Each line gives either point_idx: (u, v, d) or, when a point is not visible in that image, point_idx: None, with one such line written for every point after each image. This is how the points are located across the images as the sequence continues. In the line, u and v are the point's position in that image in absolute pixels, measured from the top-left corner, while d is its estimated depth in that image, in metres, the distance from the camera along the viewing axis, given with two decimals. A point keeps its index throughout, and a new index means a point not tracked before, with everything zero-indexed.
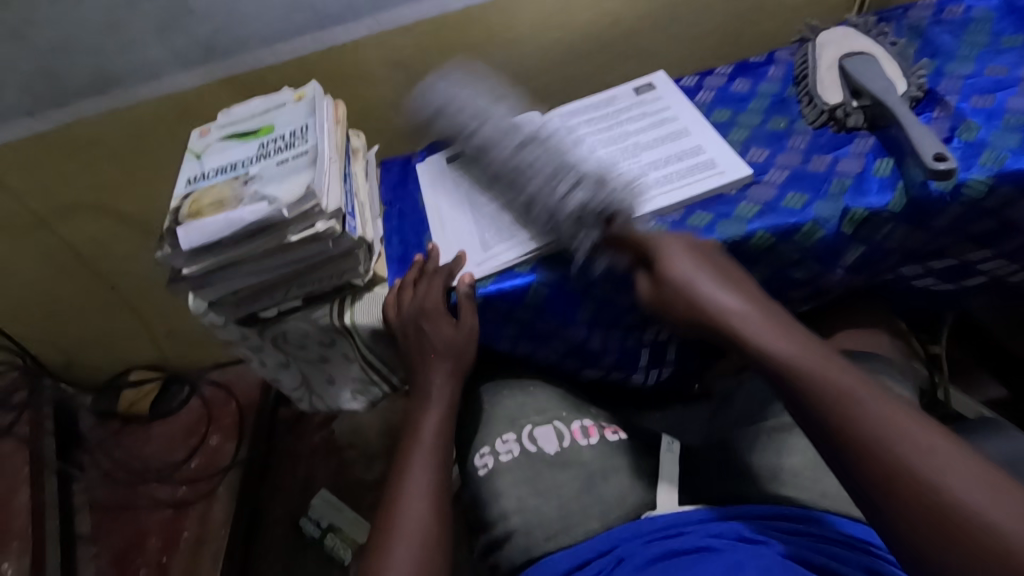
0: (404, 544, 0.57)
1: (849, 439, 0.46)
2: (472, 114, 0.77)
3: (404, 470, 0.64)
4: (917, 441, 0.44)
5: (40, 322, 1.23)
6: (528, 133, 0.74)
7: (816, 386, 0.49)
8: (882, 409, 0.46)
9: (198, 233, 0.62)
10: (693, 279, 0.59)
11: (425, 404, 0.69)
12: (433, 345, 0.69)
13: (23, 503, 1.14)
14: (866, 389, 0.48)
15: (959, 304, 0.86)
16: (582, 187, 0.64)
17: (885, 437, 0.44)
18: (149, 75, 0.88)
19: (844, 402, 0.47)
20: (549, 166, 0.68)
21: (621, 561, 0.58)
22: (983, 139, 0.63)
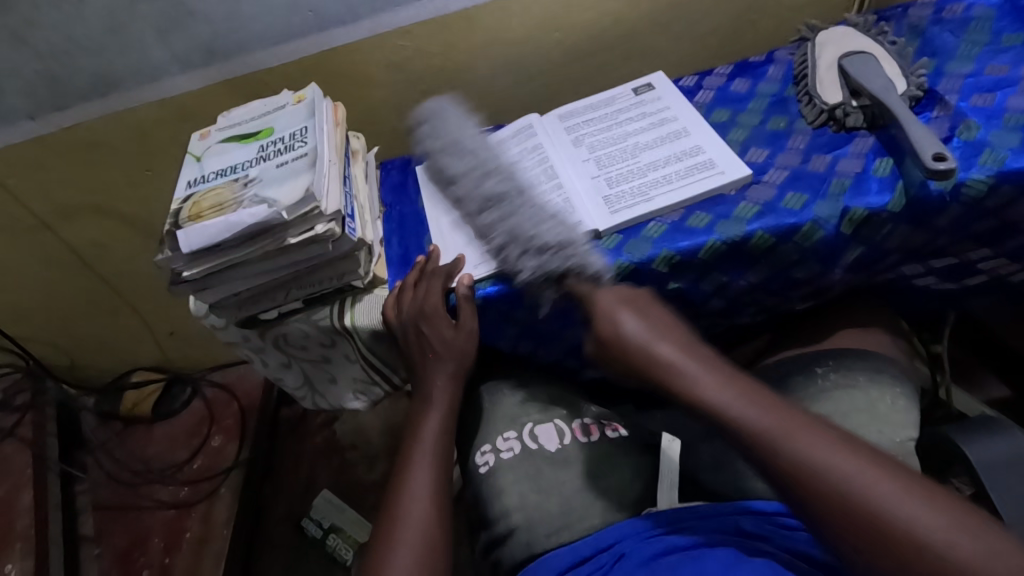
0: (407, 545, 0.57)
1: (798, 484, 0.47)
2: (449, 152, 0.77)
3: (406, 472, 0.64)
4: (858, 474, 0.46)
5: (42, 325, 1.24)
6: (487, 182, 0.73)
7: (751, 432, 0.51)
8: (818, 446, 0.48)
9: (198, 235, 0.62)
10: (631, 329, 0.59)
11: (426, 406, 0.69)
12: (432, 348, 0.69)
13: (27, 505, 1.14)
14: (792, 425, 0.50)
15: (960, 303, 0.86)
16: (529, 255, 0.65)
17: (826, 475, 0.47)
18: (150, 77, 0.88)
19: (779, 447, 0.49)
20: (497, 231, 0.69)
21: (622, 556, 0.58)
22: (983, 138, 0.62)
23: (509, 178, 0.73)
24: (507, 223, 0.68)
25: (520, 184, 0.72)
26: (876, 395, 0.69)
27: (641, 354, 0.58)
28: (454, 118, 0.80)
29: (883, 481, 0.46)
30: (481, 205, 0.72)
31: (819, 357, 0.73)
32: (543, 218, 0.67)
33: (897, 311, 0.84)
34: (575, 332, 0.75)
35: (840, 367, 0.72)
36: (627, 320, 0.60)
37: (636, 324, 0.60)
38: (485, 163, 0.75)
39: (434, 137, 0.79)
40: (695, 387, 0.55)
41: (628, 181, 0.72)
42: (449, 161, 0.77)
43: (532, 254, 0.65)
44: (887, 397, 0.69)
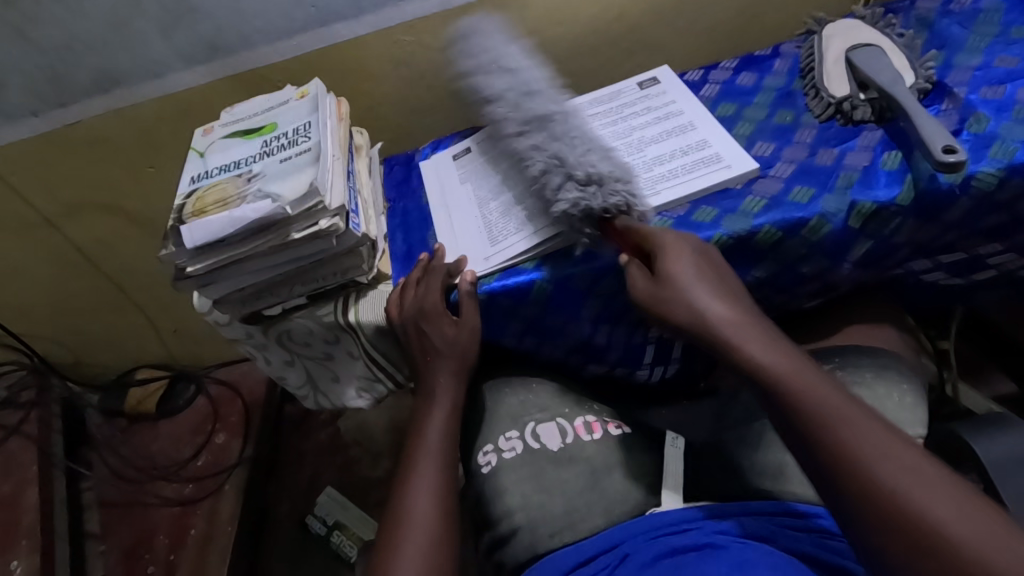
0: (413, 544, 0.57)
1: (843, 459, 0.47)
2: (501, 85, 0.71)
3: (411, 470, 0.63)
4: (905, 468, 0.45)
5: (47, 322, 1.24)
6: (530, 101, 0.70)
7: (806, 403, 0.50)
8: (874, 433, 0.47)
9: (202, 230, 0.62)
10: (692, 283, 0.58)
11: (430, 404, 0.69)
12: (436, 344, 0.69)
13: (33, 501, 1.15)
14: (849, 409, 0.49)
15: (967, 299, 0.85)
16: (572, 184, 0.64)
17: (875, 462, 0.46)
18: (153, 74, 0.88)
19: (833, 426, 0.48)
20: (540, 154, 0.67)
21: (626, 557, 0.58)
22: (993, 130, 0.62)
23: (556, 102, 0.71)
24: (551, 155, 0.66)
25: (569, 111, 0.71)
26: (883, 392, 0.68)
27: (692, 313, 0.57)
28: (498, 43, 0.75)
29: (935, 485, 0.44)
30: (521, 126, 0.70)
31: (825, 354, 0.73)
32: (588, 153, 0.66)
33: (903, 307, 0.83)
34: (580, 328, 0.74)
35: (846, 363, 0.71)
36: (688, 275, 0.58)
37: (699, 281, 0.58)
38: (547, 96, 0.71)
39: (479, 62, 0.74)
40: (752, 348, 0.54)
41: (634, 174, 0.72)
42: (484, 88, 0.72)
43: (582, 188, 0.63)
44: (894, 394, 0.68)
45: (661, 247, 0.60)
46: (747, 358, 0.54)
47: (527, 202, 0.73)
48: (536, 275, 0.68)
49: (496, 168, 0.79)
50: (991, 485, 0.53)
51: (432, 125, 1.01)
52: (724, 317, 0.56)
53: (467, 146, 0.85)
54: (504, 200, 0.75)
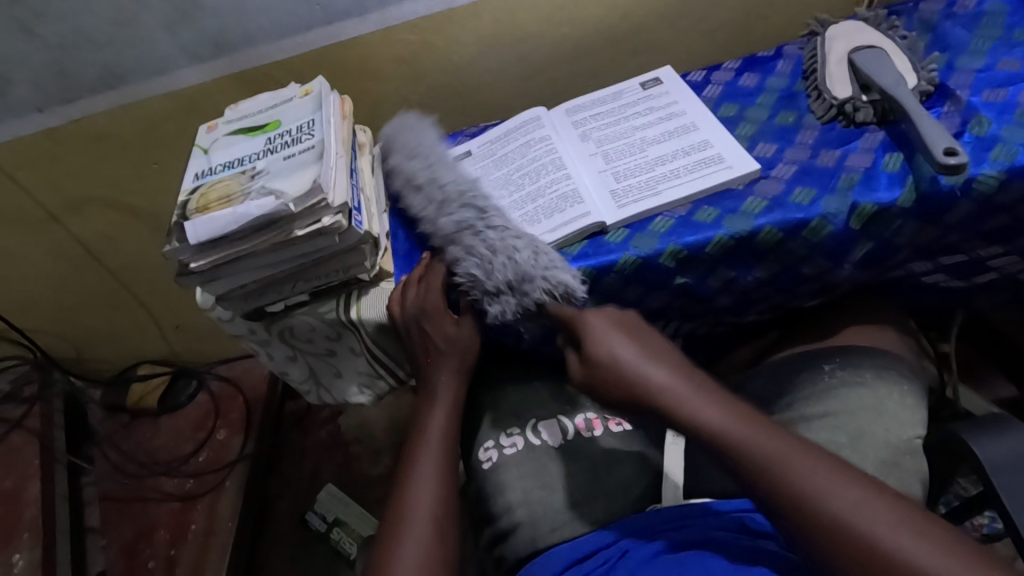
0: (414, 541, 0.57)
1: (793, 512, 0.49)
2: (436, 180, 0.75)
3: (412, 467, 0.64)
4: (853, 503, 0.47)
5: (50, 317, 1.24)
6: (444, 211, 0.71)
7: (745, 464, 0.52)
8: (814, 474, 0.49)
9: (206, 226, 0.63)
10: (628, 356, 0.60)
11: (431, 401, 0.69)
12: (437, 343, 0.69)
13: (35, 495, 1.15)
14: (789, 457, 0.51)
15: (968, 302, 0.85)
16: (493, 296, 0.66)
17: (824, 505, 0.48)
18: (158, 70, 0.89)
19: (772, 474, 0.50)
20: (464, 263, 0.68)
21: (626, 553, 0.58)
22: (995, 133, 0.62)
23: (457, 199, 0.71)
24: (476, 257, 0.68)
25: (478, 204, 0.70)
26: (883, 393, 0.68)
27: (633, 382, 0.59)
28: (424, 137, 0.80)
29: (884, 513, 0.46)
30: (441, 238, 0.71)
31: (826, 354, 0.73)
32: (510, 243, 0.66)
33: (904, 309, 0.84)
34: None
35: (846, 363, 0.71)
36: (622, 348, 0.61)
37: (631, 349, 0.61)
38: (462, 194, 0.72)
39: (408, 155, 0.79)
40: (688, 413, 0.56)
41: (636, 175, 0.72)
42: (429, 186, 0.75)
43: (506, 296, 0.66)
44: (895, 394, 0.68)
45: (591, 329, 0.63)
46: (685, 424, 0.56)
47: (535, 201, 0.73)
48: None
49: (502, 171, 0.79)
50: (990, 487, 0.53)
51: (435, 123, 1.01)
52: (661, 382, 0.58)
53: (471, 149, 0.84)
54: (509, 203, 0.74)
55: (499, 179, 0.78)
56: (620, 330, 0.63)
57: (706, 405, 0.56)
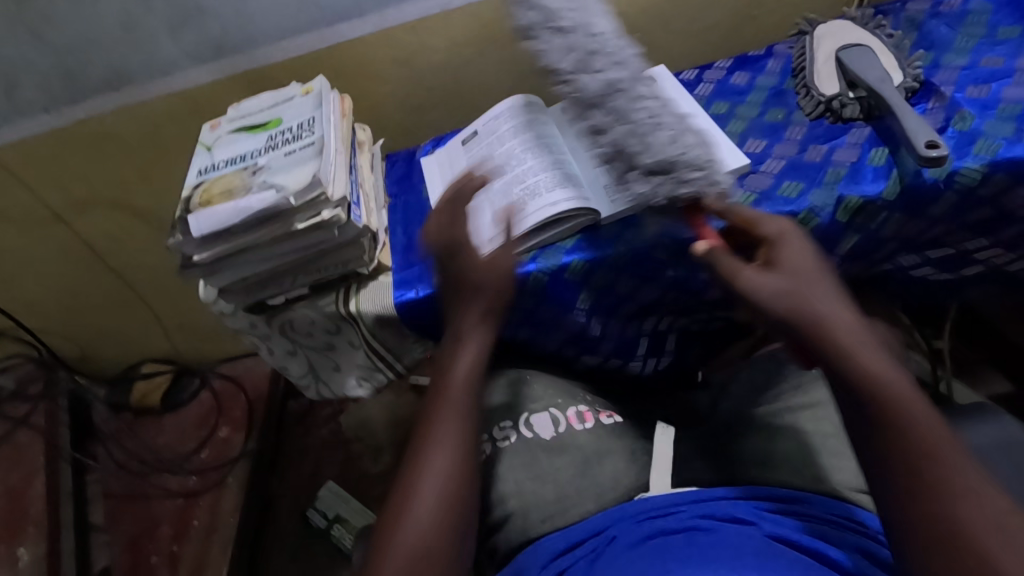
0: (424, 492, 0.55)
1: (925, 489, 0.47)
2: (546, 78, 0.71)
3: (431, 429, 0.59)
4: (989, 510, 0.45)
5: (56, 316, 1.27)
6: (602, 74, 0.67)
7: (910, 429, 0.49)
8: (968, 477, 0.47)
9: (209, 220, 0.65)
10: (796, 286, 0.56)
11: (460, 337, 0.64)
12: (473, 276, 0.65)
13: (40, 492, 1.17)
14: (944, 442, 0.48)
15: (958, 297, 0.86)
16: (645, 173, 0.63)
17: (954, 479, 0.46)
18: (161, 72, 0.91)
19: (927, 463, 0.47)
20: (608, 122, 0.66)
21: (613, 540, 0.60)
22: (977, 128, 0.63)
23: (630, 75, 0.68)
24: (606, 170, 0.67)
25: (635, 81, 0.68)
26: None
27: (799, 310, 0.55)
28: None
29: (1015, 539, 0.44)
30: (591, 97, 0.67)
31: None
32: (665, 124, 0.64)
33: (895, 303, 0.85)
34: (575, 320, 0.76)
35: None
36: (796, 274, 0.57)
37: (814, 287, 0.56)
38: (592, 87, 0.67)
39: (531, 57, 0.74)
40: (860, 357, 0.52)
41: None
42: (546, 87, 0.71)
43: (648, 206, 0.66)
44: None
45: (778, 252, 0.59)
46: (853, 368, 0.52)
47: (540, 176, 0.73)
48: (532, 268, 0.70)
49: (505, 147, 0.79)
50: None
51: (433, 122, 1.03)
52: (836, 316, 0.54)
53: (475, 129, 0.85)
54: (515, 175, 0.75)
55: (503, 156, 0.79)
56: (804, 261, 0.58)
57: (875, 359, 0.52)
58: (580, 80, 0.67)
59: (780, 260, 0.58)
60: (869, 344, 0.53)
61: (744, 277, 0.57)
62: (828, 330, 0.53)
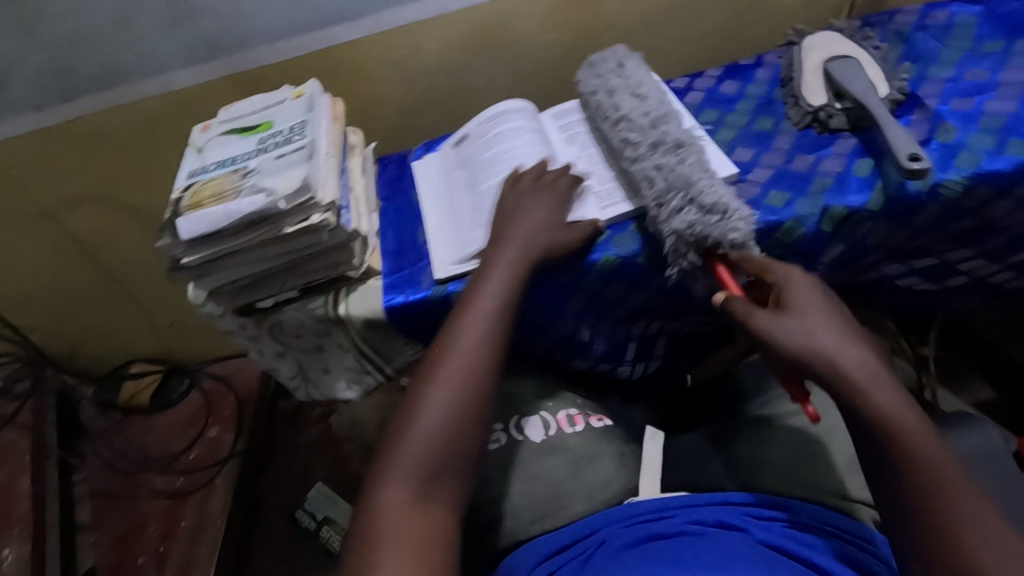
0: (436, 402, 0.56)
1: (936, 537, 0.46)
2: (602, 118, 0.74)
3: (442, 366, 0.58)
4: (1002, 558, 0.44)
5: (45, 313, 1.26)
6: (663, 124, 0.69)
7: (920, 474, 0.48)
8: (982, 522, 0.46)
9: (197, 223, 0.65)
10: (812, 326, 0.54)
11: (490, 265, 0.65)
12: (521, 222, 0.67)
13: (26, 490, 1.17)
14: (957, 486, 0.47)
15: (943, 306, 0.87)
16: (690, 210, 0.62)
17: (959, 505, 0.46)
18: (153, 71, 0.91)
19: (937, 509, 0.47)
20: (665, 162, 0.66)
21: (603, 543, 0.60)
22: (961, 140, 0.64)
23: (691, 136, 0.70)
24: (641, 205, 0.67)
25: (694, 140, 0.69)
26: None
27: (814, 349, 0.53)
28: None
29: None
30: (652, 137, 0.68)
31: None
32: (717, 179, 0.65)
33: (881, 310, 0.86)
34: (565, 323, 0.76)
35: None
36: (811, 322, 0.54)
37: (828, 325, 0.54)
38: (646, 125, 0.70)
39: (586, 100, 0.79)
40: (875, 397, 0.51)
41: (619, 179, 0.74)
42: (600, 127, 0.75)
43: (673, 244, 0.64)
44: None
45: (791, 289, 0.57)
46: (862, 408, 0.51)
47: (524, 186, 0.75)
48: None
49: (492, 151, 0.80)
50: None
51: (426, 125, 1.03)
52: (850, 364, 0.52)
53: (466, 132, 0.86)
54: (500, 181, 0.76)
55: (489, 161, 0.80)
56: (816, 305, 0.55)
57: (889, 400, 0.51)
58: (638, 118, 0.70)
59: (793, 297, 0.56)
60: (885, 382, 0.52)
61: (758, 324, 0.55)
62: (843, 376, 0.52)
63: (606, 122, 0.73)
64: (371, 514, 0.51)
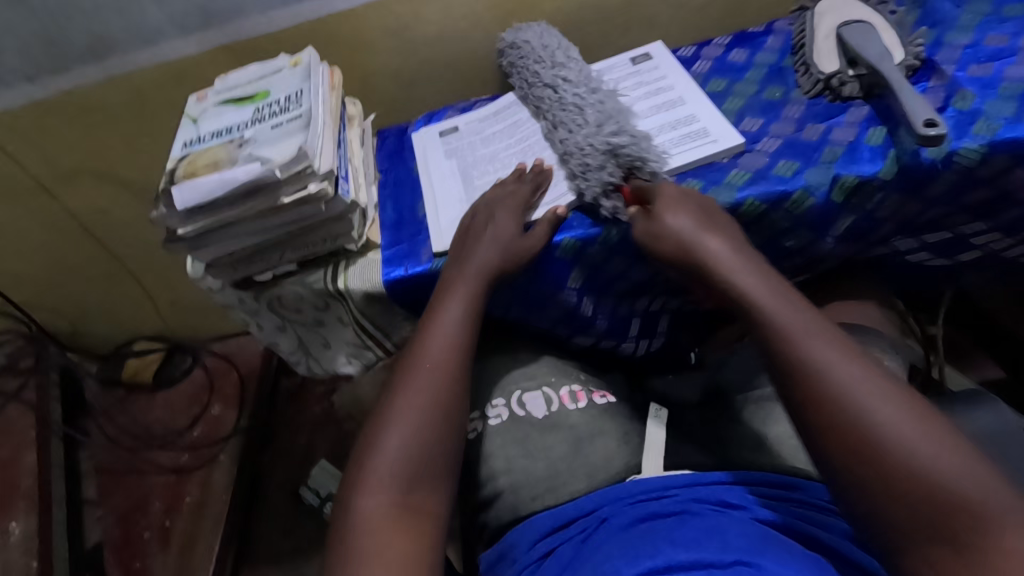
0: (395, 430, 0.56)
1: (805, 379, 0.49)
2: (535, 61, 0.81)
3: (406, 384, 0.60)
4: (856, 379, 0.48)
5: (45, 291, 1.26)
6: (585, 78, 0.77)
7: (778, 325, 0.52)
8: (830, 349, 0.50)
9: (192, 192, 0.64)
10: (679, 219, 0.61)
11: (446, 295, 0.65)
12: (478, 241, 0.67)
13: (31, 465, 1.18)
14: (814, 326, 0.51)
15: (953, 283, 0.85)
16: (609, 150, 0.68)
17: (804, 335, 0.51)
18: (146, 40, 0.89)
19: (795, 344, 0.51)
20: (587, 111, 0.73)
21: (605, 521, 0.59)
22: (978, 107, 0.62)
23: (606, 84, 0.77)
24: (579, 123, 0.72)
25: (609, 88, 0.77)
26: None
27: (680, 240, 0.60)
28: None
29: (887, 400, 0.46)
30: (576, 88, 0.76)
31: None
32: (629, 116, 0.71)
33: (891, 287, 0.84)
34: (567, 298, 0.75)
35: None
36: (677, 216, 0.61)
37: (688, 217, 0.61)
38: (582, 69, 0.78)
39: (511, 50, 0.86)
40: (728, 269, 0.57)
41: None
42: (530, 67, 0.81)
43: (605, 157, 0.68)
44: None
45: (658, 190, 0.64)
46: (723, 280, 0.57)
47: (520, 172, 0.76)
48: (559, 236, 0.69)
49: (488, 149, 0.81)
50: None
51: (427, 96, 1.01)
52: (712, 248, 0.59)
53: (457, 125, 0.87)
54: (496, 177, 0.76)
55: (485, 156, 0.80)
56: (686, 201, 0.63)
57: (746, 273, 0.57)
58: (571, 64, 0.79)
59: (658, 197, 0.63)
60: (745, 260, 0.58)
61: (635, 228, 0.65)
62: (710, 261, 0.58)
63: (539, 63, 0.81)
64: (347, 523, 0.52)
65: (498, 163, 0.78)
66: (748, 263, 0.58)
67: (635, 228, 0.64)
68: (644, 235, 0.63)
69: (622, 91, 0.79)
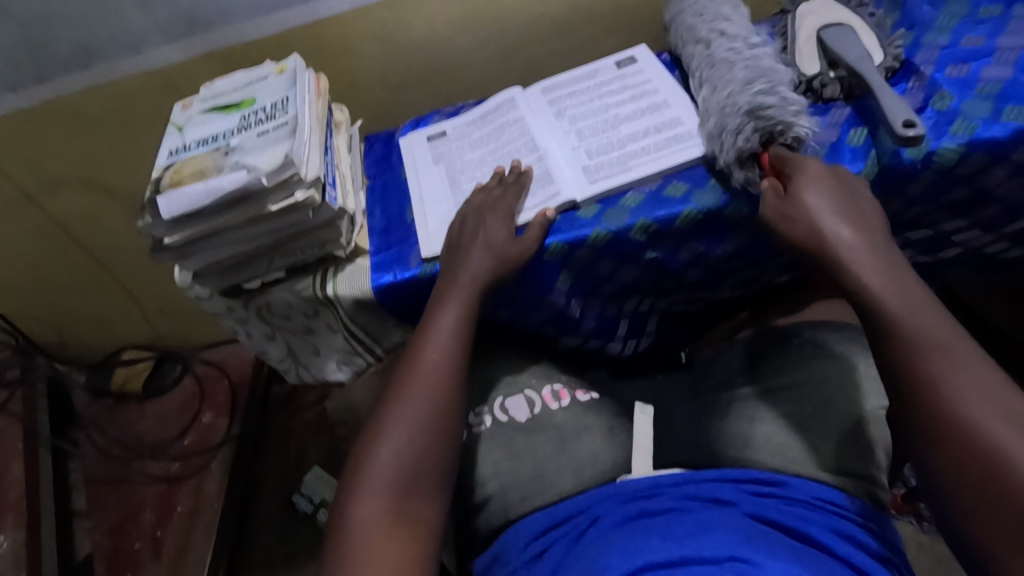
0: (391, 438, 0.57)
1: (935, 393, 0.48)
2: (709, 24, 0.79)
3: (402, 390, 0.60)
4: (991, 409, 0.46)
5: (31, 300, 1.24)
6: (736, 46, 0.75)
7: (920, 331, 0.50)
8: (970, 369, 0.48)
9: (178, 202, 0.63)
10: (819, 204, 0.58)
11: (441, 303, 0.65)
12: (472, 250, 0.67)
13: (18, 477, 1.16)
14: (959, 340, 0.49)
15: (936, 279, 0.86)
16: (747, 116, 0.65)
17: (951, 348, 0.49)
18: (130, 48, 0.88)
19: (934, 352, 0.49)
20: (736, 77, 0.70)
21: (595, 520, 0.60)
22: (956, 107, 0.63)
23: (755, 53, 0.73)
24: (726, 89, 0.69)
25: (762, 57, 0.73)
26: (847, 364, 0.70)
27: (814, 226, 0.57)
28: None
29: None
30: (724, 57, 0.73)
31: (795, 330, 0.76)
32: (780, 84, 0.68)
33: None
34: (555, 300, 0.75)
35: (814, 336, 0.75)
36: (819, 200, 0.58)
37: (827, 203, 0.58)
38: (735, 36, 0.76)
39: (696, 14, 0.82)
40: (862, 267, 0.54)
41: (581, 161, 0.74)
42: (702, 30, 0.79)
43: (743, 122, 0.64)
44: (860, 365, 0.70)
45: (805, 168, 0.60)
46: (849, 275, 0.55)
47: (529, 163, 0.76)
48: (550, 238, 0.69)
49: (476, 154, 0.81)
50: None
51: (414, 101, 1.01)
52: (847, 239, 0.56)
53: (445, 129, 0.87)
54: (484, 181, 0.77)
55: (473, 161, 0.80)
56: (831, 182, 0.59)
57: (881, 270, 0.54)
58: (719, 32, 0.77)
59: (799, 179, 0.59)
60: (881, 258, 0.55)
61: (766, 210, 0.61)
62: (841, 252, 0.56)
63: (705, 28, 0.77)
64: (342, 530, 0.52)
65: (486, 167, 0.79)
66: (882, 261, 0.55)
67: (767, 207, 0.61)
68: (774, 220, 0.60)
69: (607, 96, 0.80)
